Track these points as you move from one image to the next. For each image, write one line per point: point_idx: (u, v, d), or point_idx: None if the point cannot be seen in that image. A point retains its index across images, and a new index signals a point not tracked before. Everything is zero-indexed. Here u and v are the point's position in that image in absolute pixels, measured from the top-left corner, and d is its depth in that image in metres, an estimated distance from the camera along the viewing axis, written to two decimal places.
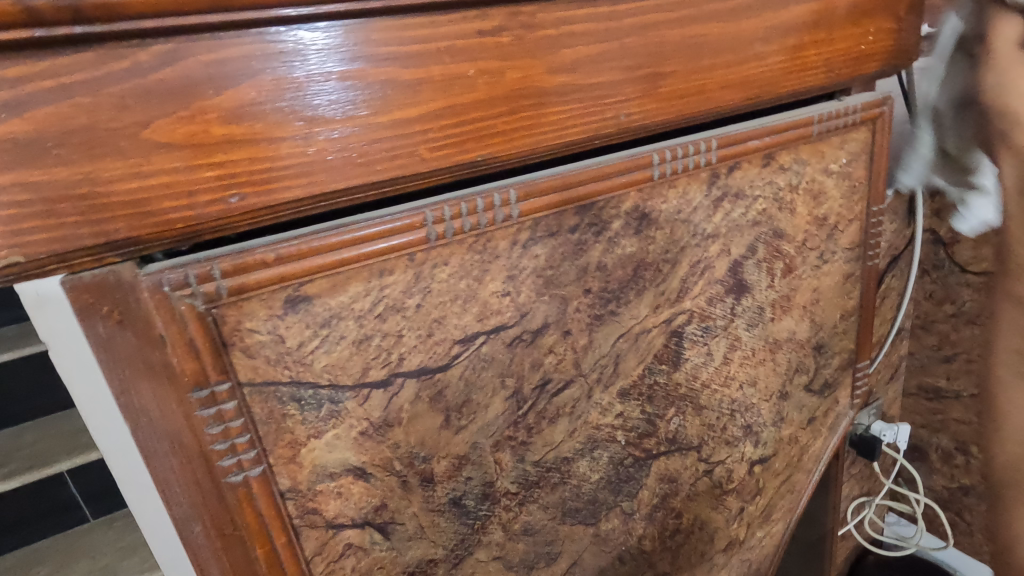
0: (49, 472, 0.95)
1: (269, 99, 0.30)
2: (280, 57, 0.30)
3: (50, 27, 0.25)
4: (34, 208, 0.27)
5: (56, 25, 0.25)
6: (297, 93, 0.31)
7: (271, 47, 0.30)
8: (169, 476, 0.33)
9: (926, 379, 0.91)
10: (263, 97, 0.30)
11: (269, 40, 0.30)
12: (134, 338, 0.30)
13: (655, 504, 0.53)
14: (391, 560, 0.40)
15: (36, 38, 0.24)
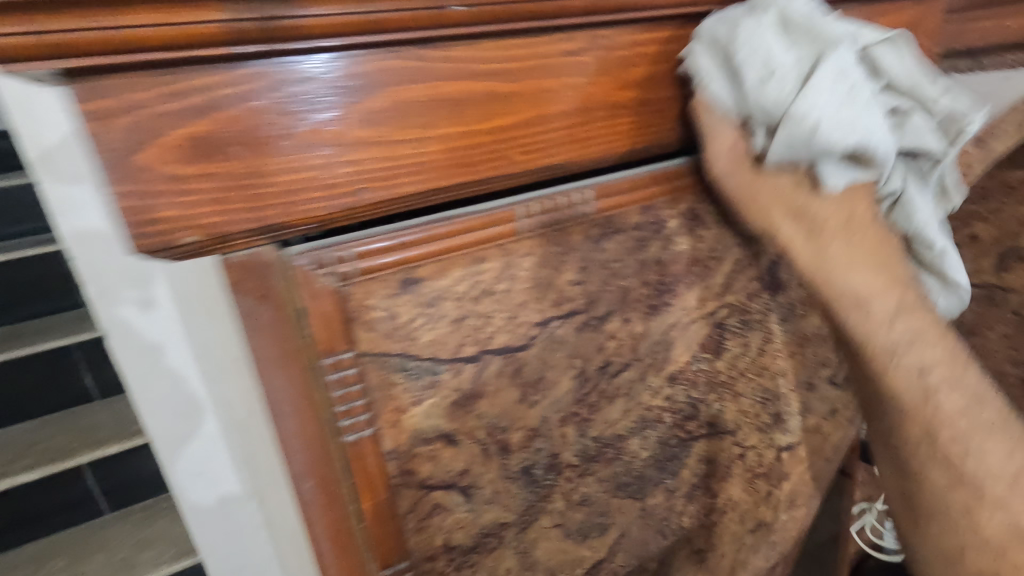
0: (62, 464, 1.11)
1: (312, 119, 0.33)
2: (319, 80, 0.32)
3: (247, 45, 0.29)
4: (211, 195, 0.31)
5: (249, 43, 0.29)
6: (334, 112, 0.33)
7: (314, 72, 0.32)
8: (289, 435, 0.39)
9: None
10: (308, 117, 0.33)
11: (312, 66, 0.32)
12: (273, 312, 0.36)
13: (694, 484, 0.58)
14: (469, 521, 0.45)
15: (234, 53, 0.29)
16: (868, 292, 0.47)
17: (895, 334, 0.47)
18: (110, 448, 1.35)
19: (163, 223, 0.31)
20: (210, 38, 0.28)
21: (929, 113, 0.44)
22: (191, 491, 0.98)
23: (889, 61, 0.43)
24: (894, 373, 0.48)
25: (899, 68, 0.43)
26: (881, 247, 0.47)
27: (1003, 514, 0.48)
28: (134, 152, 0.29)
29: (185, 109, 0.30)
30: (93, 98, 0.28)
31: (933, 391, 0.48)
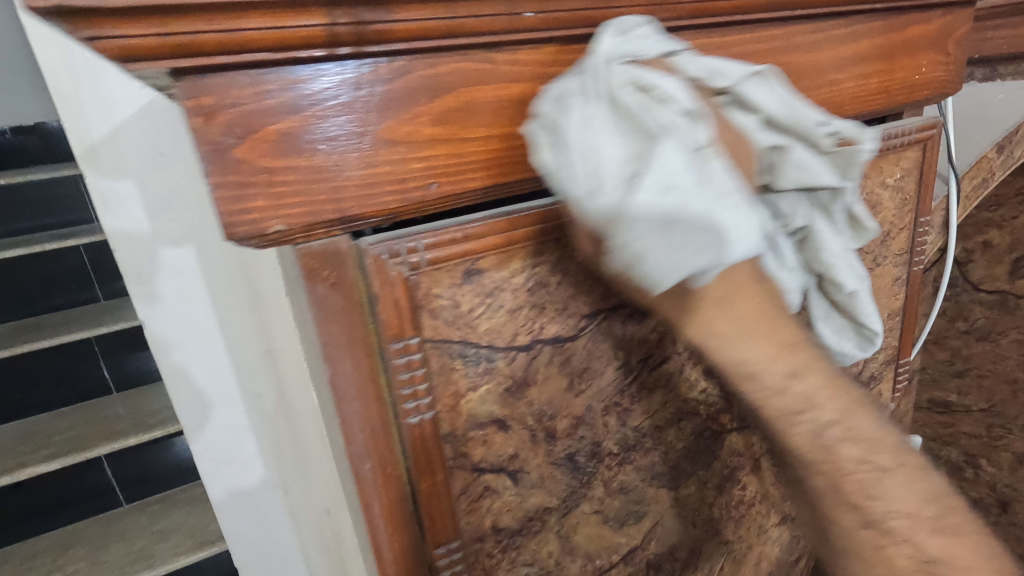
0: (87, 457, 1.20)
1: (320, 127, 0.33)
2: (333, 90, 0.33)
3: (339, 49, 0.31)
4: (299, 187, 0.33)
5: (345, 44, 0.31)
6: (344, 121, 0.34)
7: (330, 82, 0.33)
8: (353, 417, 0.39)
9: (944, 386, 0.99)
10: (317, 125, 0.33)
11: (328, 76, 0.32)
12: (343, 298, 0.37)
13: (725, 476, 0.59)
14: (516, 504, 0.47)
15: (332, 54, 0.31)
16: (744, 351, 0.35)
17: (788, 387, 0.35)
18: (128, 438, 1.34)
19: (255, 212, 0.33)
20: (311, 40, 0.30)
21: (810, 147, 0.38)
22: (216, 482, 1.00)
23: (752, 91, 0.37)
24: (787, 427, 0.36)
25: (771, 101, 0.38)
26: (761, 298, 0.35)
27: (912, 545, 0.34)
28: (232, 146, 0.31)
29: (282, 106, 0.32)
30: (195, 94, 0.30)
31: (823, 427, 0.35)
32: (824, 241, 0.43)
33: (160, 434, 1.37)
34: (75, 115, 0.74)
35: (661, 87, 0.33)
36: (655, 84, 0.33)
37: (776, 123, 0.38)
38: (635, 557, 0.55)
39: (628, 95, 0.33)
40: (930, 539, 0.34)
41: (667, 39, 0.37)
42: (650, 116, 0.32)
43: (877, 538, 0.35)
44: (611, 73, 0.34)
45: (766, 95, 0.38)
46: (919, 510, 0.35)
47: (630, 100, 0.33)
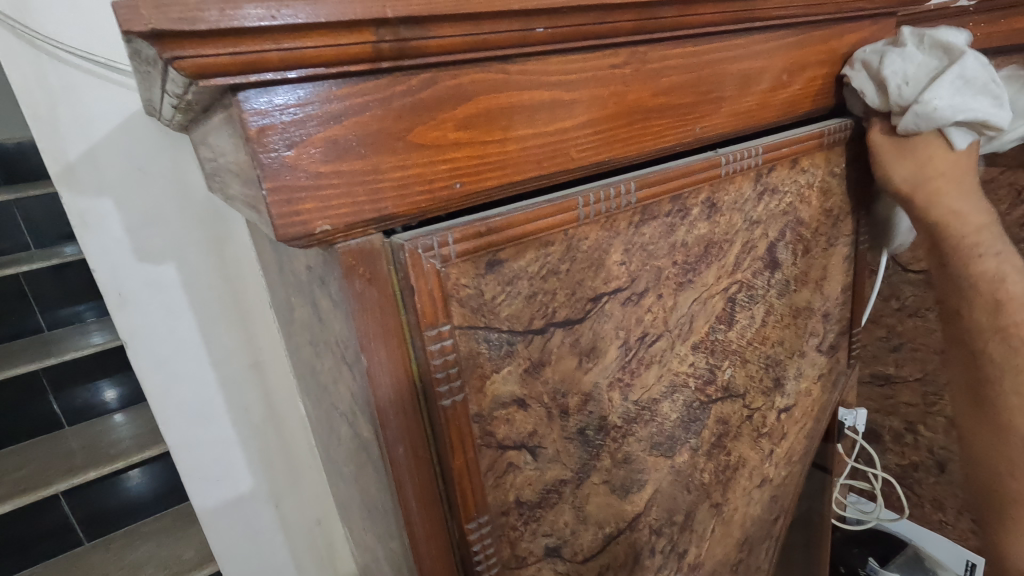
0: (79, 479, 1.20)
1: (281, 135, 0.34)
2: (294, 105, 0.34)
3: (383, 62, 0.35)
4: (343, 189, 0.37)
5: (388, 59, 0.35)
6: (300, 132, 0.35)
7: (294, 98, 0.34)
8: (387, 404, 0.43)
9: (878, 368, 1.33)
10: (279, 134, 0.34)
11: (292, 93, 0.34)
12: (377, 293, 0.41)
13: (713, 442, 0.65)
14: (536, 478, 0.51)
15: (376, 67, 0.35)
16: (929, 173, 0.63)
17: (972, 218, 0.64)
18: (87, 473, 1.20)
19: (306, 215, 0.36)
20: (358, 55, 0.34)
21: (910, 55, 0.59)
22: (203, 493, 0.97)
23: (899, 61, 0.59)
24: (981, 262, 0.64)
25: (907, 66, 0.59)
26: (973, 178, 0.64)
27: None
28: (284, 154, 0.34)
29: (328, 115, 0.35)
30: (246, 106, 0.33)
31: (1002, 281, 0.63)
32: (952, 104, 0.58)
33: (123, 465, 1.23)
34: (53, 135, 0.76)
35: (981, 75, 0.58)
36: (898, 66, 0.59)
37: (886, 75, 0.59)
38: (638, 524, 0.60)
39: (952, 80, 0.57)
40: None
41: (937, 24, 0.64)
42: (932, 97, 0.57)
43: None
44: (908, 71, 0.59)
45: (897, 54, 0.59)
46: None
47: (953, 72, 0.57)
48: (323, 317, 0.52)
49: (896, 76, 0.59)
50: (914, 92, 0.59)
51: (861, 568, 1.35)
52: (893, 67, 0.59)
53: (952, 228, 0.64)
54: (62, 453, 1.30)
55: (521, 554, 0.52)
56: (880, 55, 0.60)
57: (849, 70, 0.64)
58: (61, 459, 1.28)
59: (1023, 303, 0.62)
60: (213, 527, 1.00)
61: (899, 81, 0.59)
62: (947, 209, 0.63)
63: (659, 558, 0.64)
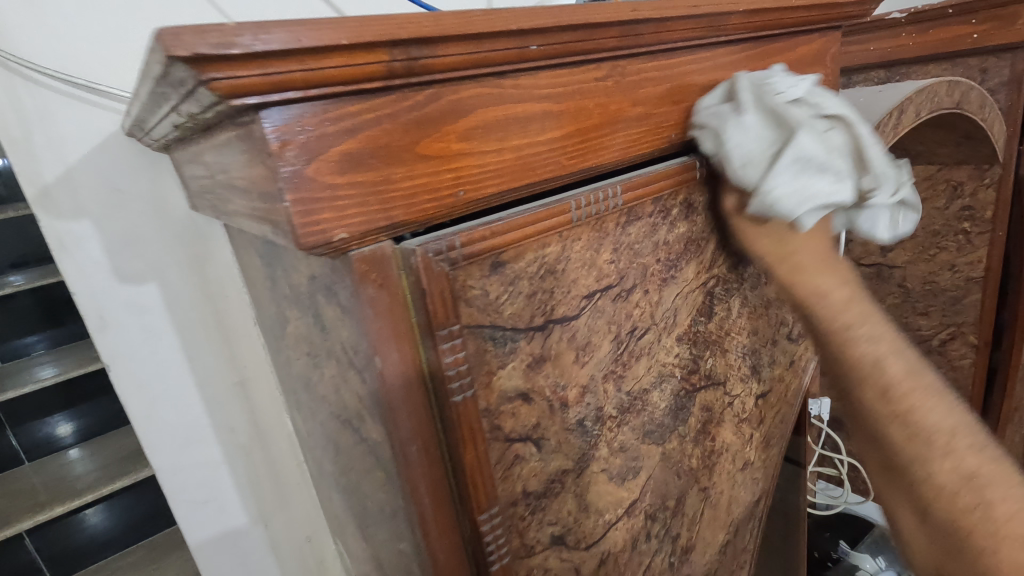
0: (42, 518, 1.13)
1: (299, 148, 0.36)
2: (310, 120, 0.36)
3: (393, 81, 0.38)
4: (358, 198, 0.39)
5: (398, 76, 0.38)
6: (317, 146, 0.37)
7: (309, 114, 0.36)
8: (400, 403, 0.45)
9: None
10: (298, 148, 0.36)
11: (308, 110, 0.36)
12: (389, 296, 0.43)
13: (699, 429, 0.69)
14: (541, 469, 0.53)
15: (388, 84, 0.38)
16: (793, 250, 0.61)
17: (836, 295, 0.61)
18: (54, 509, 1.14)
19: (326, 224, 0.38)
20: (372, 73, 0.36)
21: (752, 126, 0.56)
22: (189, 518, 0.95)
23: (740, 136, 0.56)
24: (857, 346, 0.59)
25: (748, 140, 0.56)
26: (829, 254, 0.63)
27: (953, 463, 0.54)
28: (304, 167, 0.36)
29: (344, 130, 0.38)
30: (266, 123, 0.35)
31: (882, 364, 0.58)
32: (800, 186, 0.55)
33: (92, 498, 1.16)
34: (30, 158, 0.75)
35: (819, 153, 0.56)
36: (738, 139, 0.56)
37: (729, 149, 0.57)
38: (636, 509, 0.63)
39: (789, 163, 0.55)
40: (966, 456, 0.54)
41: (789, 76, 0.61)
42: (770, 184, 0.55)
43: (922, 445, 0.55)
44: (751, 148, 0.56)
45: (737, 124, 0.56)
46: (994, 493, 0.52)
47: (790, 156, 0.54)
48: (326, 325, 0.54)
49: (737, 153, 0.56)
50: (757, 172, 0.57)
51: (832, 551, 1.42)
52: (736, 140, 0.56)
53: (821, 315, 0.61)
54: (23, 492, 1.25)
55: (530, 544, 0.54)
56: (721, 124, 0.57)
57: (698, 128, 0.60)
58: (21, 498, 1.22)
59: (910, 384, 0.57)
60: (201, 553, 0.98)
61: (741, 157, 0.57)
62: (809, 289, 0.61)
63: (654, 543, 0.67)
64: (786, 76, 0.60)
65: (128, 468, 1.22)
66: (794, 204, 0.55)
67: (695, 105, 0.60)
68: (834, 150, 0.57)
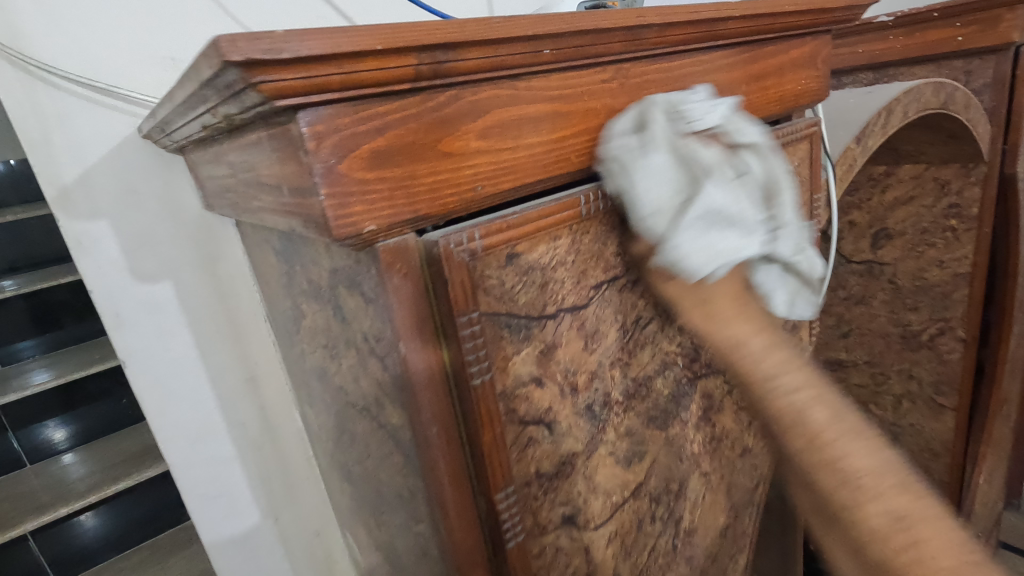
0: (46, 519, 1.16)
1: (332, 146, 0.39)
2: (341, 120, 0.39)
3: (420, 83, 0.41)
4: (386, 193, 0.42)
5: (423, 79, 0.41)
6: (348, 144, 0.39)
7: (340, 114, 0.39)
8: (421, 387, 0.48)
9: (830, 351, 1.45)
10: (332, 146, 0.39)
11: (340, 111, 0.39)
12: (411, 285, 0.46)
13: (700, 415, 0.72)
14: (553, 451, 0.56)
15: (414, 86, 0.41)
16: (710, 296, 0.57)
17: (756, 342, 0.56)
18: (58, 510, 1.17)
19: (357, 217, 0.41)
20: (401, 75, 0.39)
21: (662, 170, 0.52)
22: (202, 512, 0.97)
23: (649, 182, 0.52)
24: (779, 395, 0.55)
25: (656, 186, 0.52)
26: (744, 299, 0.59)
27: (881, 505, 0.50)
28: (338, 164, 0.39)
29: (374, 128, 0.40)
30: (303, 123, 0.38)
31: (806, 412, 0.54)
32: (708, 242, 0.52)
33: (95, 499, 1.19)
34: (49, 160, 0.77)
35: (727, 205, 0.53)
36: (647, 184, 0.52)
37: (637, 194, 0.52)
38: (641, 492, 0.66)
39: (696, 219, 0.52)
40: (893, 500, 0.50)
41: (707, 108, 0.56)
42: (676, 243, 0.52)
43: (852, 494, 0.51)
44: (659, 193, 0.52)
45: (644, 167, 0.52)
46: (931, 550, 0.48)
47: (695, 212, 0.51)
48: (347, 316, 0.56)
49: (644, 200, 0.52)
50: (665, 222, 0.52)
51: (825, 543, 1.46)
52: (644, 186, 0.52)
53: (739, 366, 0.56)
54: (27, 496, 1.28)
55: (543, 522, 0.57)
56: (628, 163, 0.53)
57: (604, 163, 0.55)
58: (25, 501, 1.25)
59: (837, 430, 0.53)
60: (214, 546, 1.00)
61: (649, 205, 0.52)
62: (725, 338, 0.57)
63: (659, 525, 0.70)
64: (706, 109, 0.56)
65: (131, 471, 1.25)
66: (701, 263, 0.52)
67: None
68: (746, 200, 0.55)
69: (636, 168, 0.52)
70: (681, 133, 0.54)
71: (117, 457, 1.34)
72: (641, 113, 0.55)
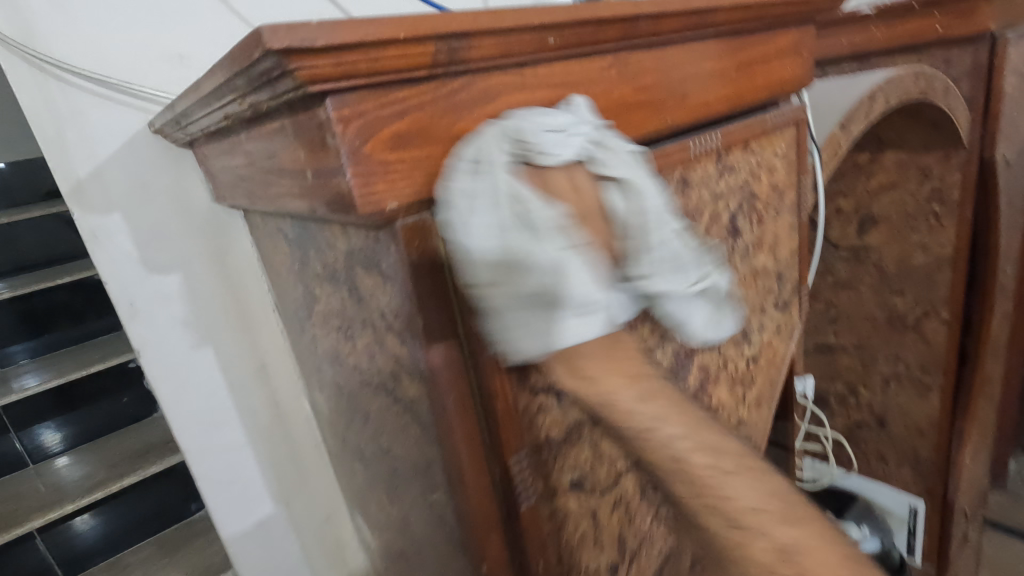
0: (53, 515, 1.20)
1: (357, 129, 0.42)
2: (364, 104, 0.42)
3: (437, 70, 0.44)
4: (406, 173, 0.45)
5: (439, 66, 0.44)
6: (371, 126, 0.42)
7: (363, 99, 0.42)
8: (439, 358, 0.51)
9: None
10: (357, 129, 0.42)
11: (364, 96, 0.42)
12: (429, 261, 0.49)
13: (697, 388, 0.76)
14: (561, 418, 0.59)
15: (431, 73, 0.44)
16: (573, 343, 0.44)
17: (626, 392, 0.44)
18: (65, 507, 1.21)
19: (380, 195, 0.44)
20: (419, 63, 0.42)
21: (488, 227, 0.43)
22: (217, 497, 1.00)
23: (482, 240, 0.43)
24: (652, 440, 0.42)
25: (487, 245, 0.43)
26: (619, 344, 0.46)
27: (764, 538, 0.38)
28: (363, 146, 0.42)
29: (394, 113, 0.43)
30: (330, 108, 0.41)
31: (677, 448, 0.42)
32: (542, 319, 0.42)
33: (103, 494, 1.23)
34: (63, 156, 0.79)
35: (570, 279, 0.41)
36: (481, 243, 0.43)
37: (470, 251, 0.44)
38: None
39: (521, 292, 0.42)
40: (781, 528, 0.38)
41: (555, 131, 0.45)
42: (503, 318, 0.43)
43: (739, 534, 0.38)
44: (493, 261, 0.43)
45: (476, 223, 0.43)
46: (817, 570, 0.36)
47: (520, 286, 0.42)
48: (364, 296, 0.59)
49: (475, 261, 0.43)
50: (495, 291, 0.43)
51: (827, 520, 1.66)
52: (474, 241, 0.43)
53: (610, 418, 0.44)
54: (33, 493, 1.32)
55: (553, 487, 0.60)
56: (461, 214, 0.44)
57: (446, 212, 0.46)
58: (33, 499, 1.30)
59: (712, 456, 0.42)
60: (229, 532, 1.02)
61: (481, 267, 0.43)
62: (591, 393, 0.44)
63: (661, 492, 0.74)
64: (550, 133, 0.45)
65: (137, 466, 1.28)
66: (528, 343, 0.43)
67: (686, 92, 0.66)
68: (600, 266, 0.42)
69: (469, 221, 0.43)
70: (522, 169, 0.43)
71: (123, 453, 1.38)
72: (486, 147, 0.45)
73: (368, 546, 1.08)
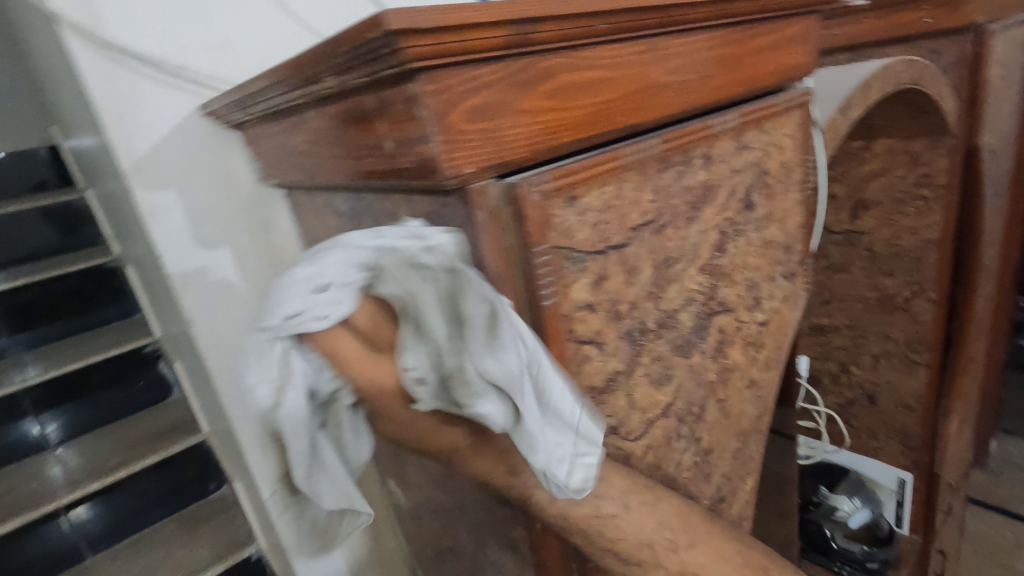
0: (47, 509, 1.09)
1: (444, 99, 0.48)
2: (449, 78, 0.48)
3: (509, 50, 0.50)
4: (481, 140, 0.51)
5: (511, 46, 0.50)
6: (455, 98, 0.49)
7: (449, 74, 0.48)
8: None
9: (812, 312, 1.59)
10: (444, 99, 0.48)
11: (450, 71, 0.48)
12: (494, 222, 0.56)
13: (716, 347, 0.83)
14: (601, 367, 0.66)
15: (504, 52, 0.50)
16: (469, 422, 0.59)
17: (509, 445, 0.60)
18: (59, 500, 1.10)
19: (460, 160, 0.50)
20: (497, 43, 0.49)
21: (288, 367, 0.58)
22: (260, 462, 1.06)
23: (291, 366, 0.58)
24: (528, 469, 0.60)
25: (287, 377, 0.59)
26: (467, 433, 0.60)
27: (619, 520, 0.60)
28: (448, 115, 0.49)
29: (473, 86, 0.50)
30: (423, 81, 0.47)
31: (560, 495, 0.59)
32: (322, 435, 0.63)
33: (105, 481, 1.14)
34: (122, 134, 0.84)
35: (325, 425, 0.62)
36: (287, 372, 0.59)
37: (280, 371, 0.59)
38: (669, 412, 0.77)
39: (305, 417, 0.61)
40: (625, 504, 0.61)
41: (310, 297, 0.55)
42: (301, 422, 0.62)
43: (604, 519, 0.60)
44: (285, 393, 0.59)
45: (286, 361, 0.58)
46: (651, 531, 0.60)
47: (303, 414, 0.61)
48: None
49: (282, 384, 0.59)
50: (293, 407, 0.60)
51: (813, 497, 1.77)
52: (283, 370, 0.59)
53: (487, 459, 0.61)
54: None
55: None
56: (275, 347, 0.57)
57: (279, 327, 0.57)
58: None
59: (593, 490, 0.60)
60: (271, 496, 1.09)
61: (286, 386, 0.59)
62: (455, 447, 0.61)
63: (683, 442, 0.81)
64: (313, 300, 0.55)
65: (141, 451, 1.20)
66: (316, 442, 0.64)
67: (708, 75, 0.73)
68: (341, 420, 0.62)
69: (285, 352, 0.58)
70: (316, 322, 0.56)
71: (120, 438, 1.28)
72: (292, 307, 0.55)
73: (399, 508, 1.15)
